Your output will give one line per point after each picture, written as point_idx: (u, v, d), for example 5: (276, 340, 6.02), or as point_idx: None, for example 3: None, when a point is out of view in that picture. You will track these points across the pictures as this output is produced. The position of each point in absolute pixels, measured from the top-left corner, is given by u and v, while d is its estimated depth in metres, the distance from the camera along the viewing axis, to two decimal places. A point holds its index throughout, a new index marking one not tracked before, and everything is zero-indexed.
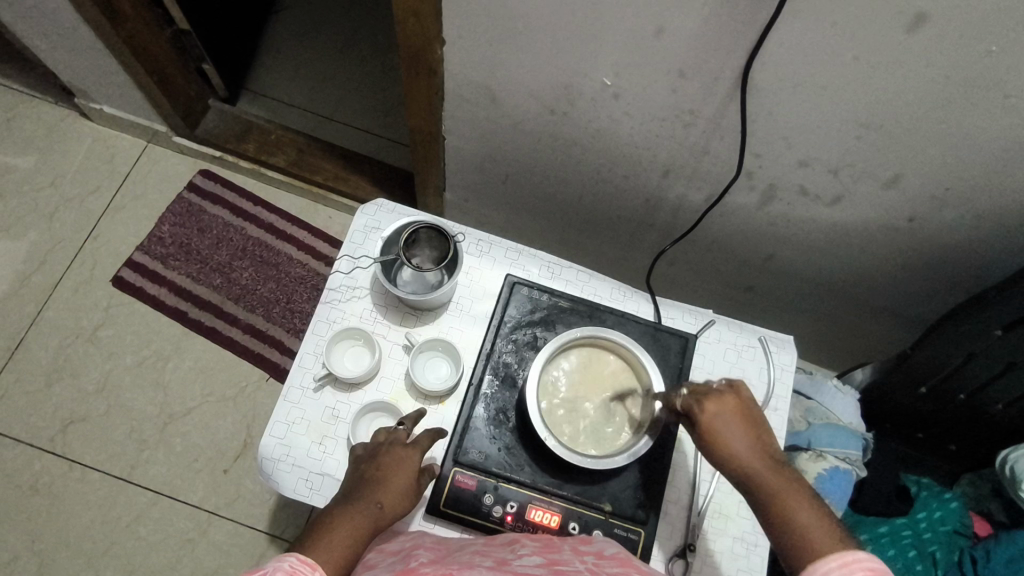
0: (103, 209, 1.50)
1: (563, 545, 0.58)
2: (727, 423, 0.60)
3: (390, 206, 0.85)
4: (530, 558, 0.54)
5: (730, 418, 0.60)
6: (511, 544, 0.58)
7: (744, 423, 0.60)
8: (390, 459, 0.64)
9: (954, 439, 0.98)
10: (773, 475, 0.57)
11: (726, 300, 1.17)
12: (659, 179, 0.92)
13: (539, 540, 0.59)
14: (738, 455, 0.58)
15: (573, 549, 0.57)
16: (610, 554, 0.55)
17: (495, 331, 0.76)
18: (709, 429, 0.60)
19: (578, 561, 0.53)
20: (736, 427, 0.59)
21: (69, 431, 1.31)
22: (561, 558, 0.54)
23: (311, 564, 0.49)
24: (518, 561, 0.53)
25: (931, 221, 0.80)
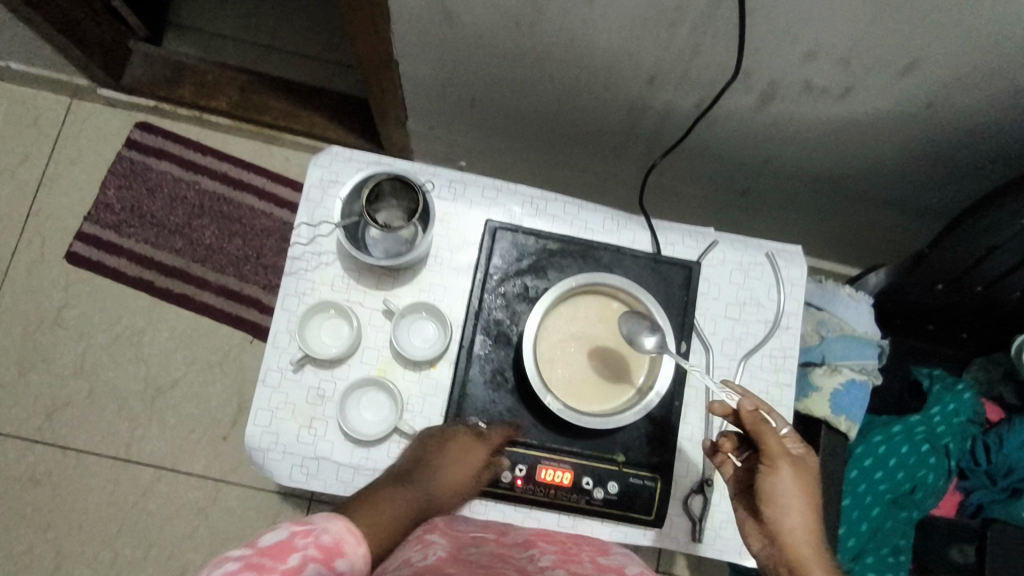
0: (39, 179, 1.36)
1: (583, 555, 0.60)
2: (795, 479, 0.62)
3: (346, 154, 0.75)
4: (553, 570, 0.54)
5: (798, 478, 0.63)
6: (527, 547, 0.60)
7: (807, 490, 0.63)
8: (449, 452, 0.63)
9: (966, 327, 0.95)
10: (809, 539, 0.61)
11: (721, 207, 1.09)
12: (645, 87, 0.81)
13: (555, 544, 0.62)
14: (787, 512, 0.62)
15: (594, 563, 0.58)
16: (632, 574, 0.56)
17: (481, 285, 0.68)
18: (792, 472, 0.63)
19: None
20: (801, 488, 0.62)
21: (55, 419, 1.26)
22: (584, 574, 0.55)
23: (358, 534, 0.50)
24: (540, 574, 0.53)
25: (952, 105, 0.71)
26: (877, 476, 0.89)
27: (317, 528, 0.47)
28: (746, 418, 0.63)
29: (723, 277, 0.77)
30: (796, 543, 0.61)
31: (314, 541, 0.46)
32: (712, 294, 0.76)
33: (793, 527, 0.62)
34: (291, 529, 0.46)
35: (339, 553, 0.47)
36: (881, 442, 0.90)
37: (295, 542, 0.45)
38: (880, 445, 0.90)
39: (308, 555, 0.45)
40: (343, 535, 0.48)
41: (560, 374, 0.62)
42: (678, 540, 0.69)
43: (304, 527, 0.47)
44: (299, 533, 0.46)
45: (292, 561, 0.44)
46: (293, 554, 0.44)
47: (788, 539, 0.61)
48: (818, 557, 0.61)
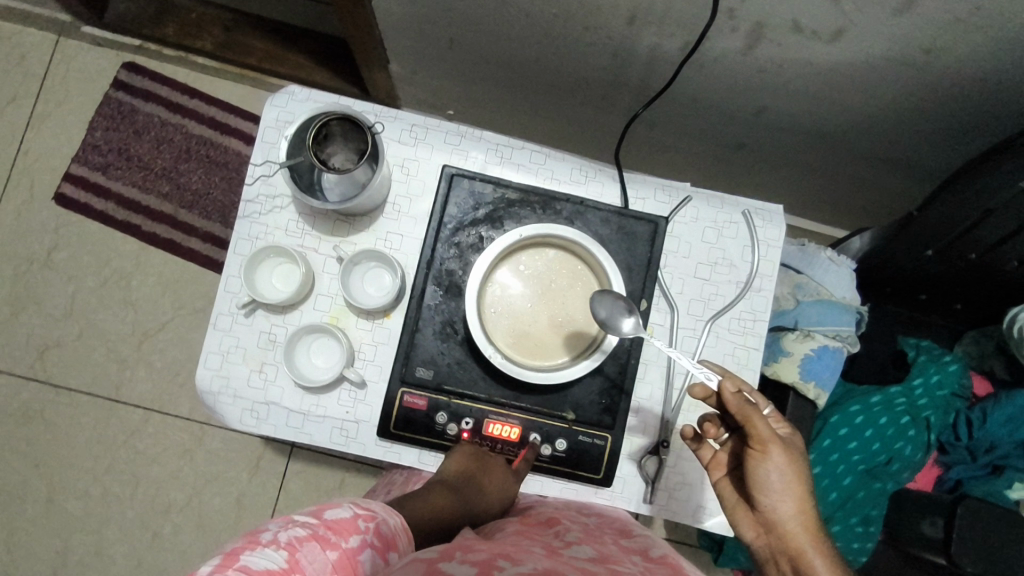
0: (27, 120, 1.35)
1: (605, 537, 0.57)
2: (788, 464, 0.58)
3: (304, 93, 0.72)
4: (579, 549, 0.52)
5: (791, 462, 0.58)
6: (550, 526, 0.58)
7: (801, 473, 0.59)
8: (494, 479, 0.62)
9: (961, 298, 0.91)
10: (805, 528, 0.58)
11: (715, 163, 1.04)
12: (625, 27, 0.76)
13: (577, 524, 0.59)
14: (780, 502, 0.58)
15: (617, 544, 0.56)
16: (658, 555, 0.54)
17: (435, 235, 0.66)
18: (785, 457, 0.58)
19: (627, 559, 0.52)
20: (795, 473, 0.58)
21: (46, 358, 1.29)
22: (612, 553, 0.52)
23: (409, 534, 0.51)
24: (568, 551, 0.51)
25: (953, 51, 0.66)
26: (850, 446, 0.87)
27: (379, 517, 0.50)
28: (731, 403, 0.58)
29: (695, 235, 0.73)
30: (793, 532, 0.58)
31: (375, 528, 0.48)
32: (683, 252, 0.73)
33: (787, 517, 0.59)
34: (353, 510, 0.49)
35: (393, 547, 0.48)
36: (858, 412, 0.87)
37: (358, 524, 0.47)
38: (856, 416, 0.87)
39: (367, 540, 0.47)
40: (399, 532, 0.50)
41: (506, 327, 0.61)
42: (630, 500, 0.68)
43: (368, 514, 0.49)
44: (363, 518, 0.48)
45: (352, 543, 0.46)
46: (354, 535, 0.47)
47: (785, 530, 0.58)
48: (817, 546, 0.58)
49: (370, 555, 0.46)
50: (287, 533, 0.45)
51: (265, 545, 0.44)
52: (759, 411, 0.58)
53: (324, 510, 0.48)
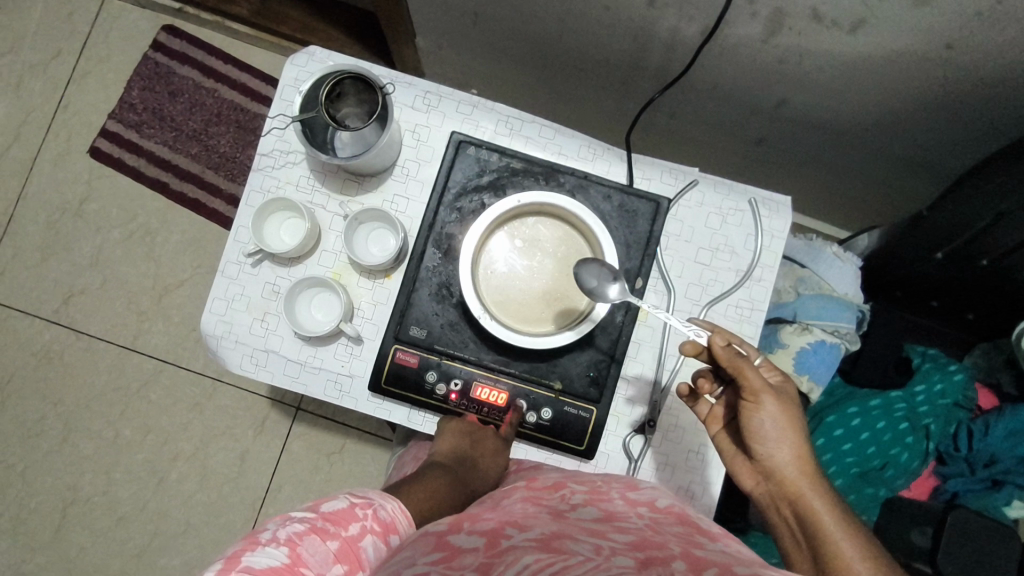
0: (69, 74, 1.41)
1: (611, 491, 0.54)
2: (782, 412, 0.59)
3: (324, 55, 0.74)
4: (585, 509, 0.50)
5: (785, 410, 0.59)
6: (556, 488, 0.55)
7: (794, 421, 0.60)
8: (485, 445, 0.63)
9: (971, 308, 0.88)
10: (803, 472, 0.59)
11: (733, 156, 1.04)
12: (646, 8, 0.76)
13: (585, 484, 0.56)
14: (775, 448, 0.60)
15: (624, 497, 0.53)
16: (664, 507, 0.51)
17: (438, 198, 0.67)
18: (779, 407, 0.59)
19: (634, 514, 0.49)
20: (789, 419, 0.59)
21: (71, 304, 1.34)
22: (617, 510, 0.50)
23: (409, 517, 0.50)
24: (574, 513, 0.49)
25: (976, 48, 0.64)
26: (844, 447, 0.86)
27: (375, 503, 0.48)
28: (722, 358, 0.59)
29: (699, 219, 0.73)
30: (792, 477, 0.59)
31: (373, 513, 0.47)
32: (685, 235, 0.73)
33: (785, 462, 0.59)
34: (349, 501, 0.47)
35: (393, 530, 0.47)
36: (854, 414, 0.87)
37: (355, 512, 0.46)
38: (852, 417, 0.87)
39: (367, 526, 0.46)
40: (397, 515, 0.49)
41: (496, 286, 0.63)
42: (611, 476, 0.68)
43: (364, 501, 0.47)
44: (360, 505, 0.47)
45: (353, 530, 0.45)
46: (354, 523, 0.45)
47: (783, 475, 0.59)
48: (816, 488, 0.59)
49: (373, 541, 0.45)
50: (287, 529, 0.43)
51: (264, 547, 0.41)
52: (749, 362, 0.59)
53: (320, 503, 0.46)
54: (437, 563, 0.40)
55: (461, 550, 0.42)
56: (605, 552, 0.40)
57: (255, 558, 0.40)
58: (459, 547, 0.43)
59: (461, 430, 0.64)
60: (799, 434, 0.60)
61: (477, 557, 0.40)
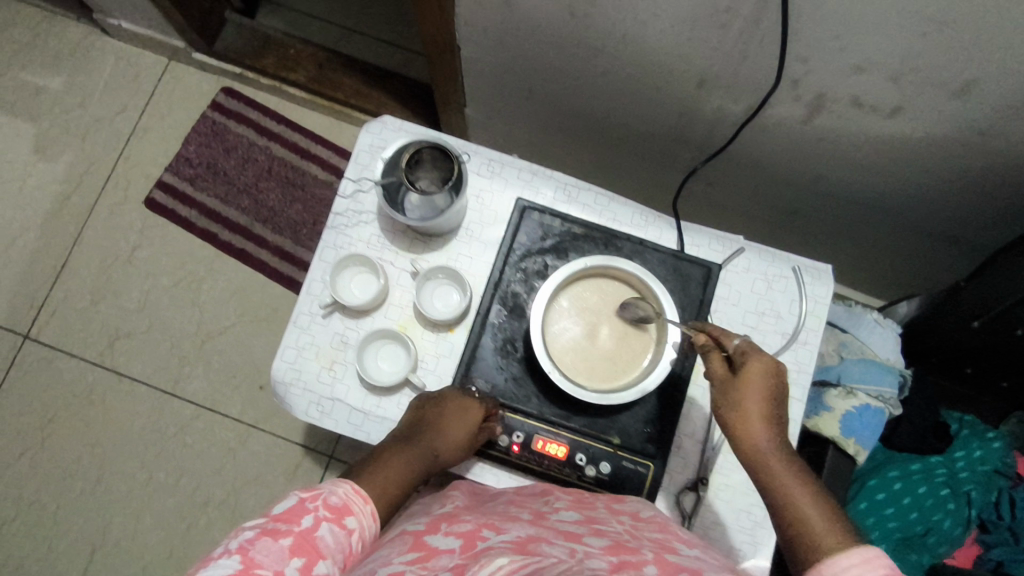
0: (132, 129, 1.50)
1: (597, 501, 0.60)
2: (757, 389, 0.56)
3: (396, 123, 0.80)
4: (567, 513, 0.55)
5: (763, 388, 0.56)
6: (543, 496, 0.61)
7: (773, 404, 0.56)
8: (453, 404, 0.65)
9: (1006, 377, 0.91)
10: (787, 458, 0.54)
11: (767, 224, 1.09)
12: (694, 89, 0.83)
13: (571, 494, 0.62)
14: (754, 429, 0.55)
15: (608, 506, 0.58)
16: (647, 517, 0.56)
17: (504, 258, 0.72)
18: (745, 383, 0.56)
19: (614, 521, 0.54)
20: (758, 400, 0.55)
21: (116, 347, 1.38)
22: (597, 515, 0.55)
23: (364, 497, 0.54)
24: (555, 516, 0.55)
25: (1007, 134, 0.70)
26: (887, 512, 0.87)
27: (325, 492, 0.52)
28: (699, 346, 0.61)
29: (745, 284, 0.77)
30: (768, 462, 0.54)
31: (323, 503, 0.50)
32: (732, 299, 0.77)
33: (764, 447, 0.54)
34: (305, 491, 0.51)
35: (348, 512, 0.51)
36: (896, 478, 0.88)
37: (305, 506, 0.49)
38: (894, 481, 0.88)
39: (320, 515, 0.49)
40: (348, 498, 0.53)
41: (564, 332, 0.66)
42: None
43: (312, 491, 0.51)
44: (309, 499, 0.50)
45: (305, 524, 0.48)
46: (305, 517, 0.48)
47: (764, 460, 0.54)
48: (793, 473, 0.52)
49: (328, 529, 0.49)
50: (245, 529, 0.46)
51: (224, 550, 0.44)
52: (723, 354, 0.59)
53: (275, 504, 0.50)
54: (414, 563, 0.46)
55: (438, 550, 0.47)
56: (576, 553, 0.45)
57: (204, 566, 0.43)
58: (436, 547, 0.48)
59: (425, 402, 0.66)
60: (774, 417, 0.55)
61: (453, 559, 0.46)
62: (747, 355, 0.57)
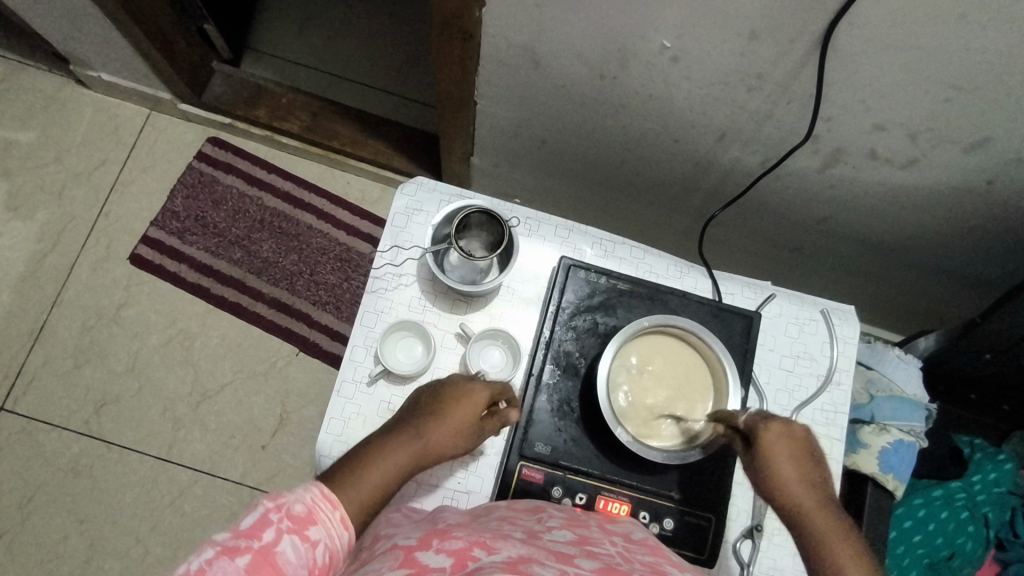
0: (112, 183, 1.44)
1: (590, 520, 0.59)
2: (786, 453, 0.60)
3: (430, 184, 0.80)
4: (560, 532, 0.53)
5: (789, 450, 0.60)
6: (537, 512, 0.59)
7: (802, 468, 0.60)
8: (453, 391, 0.64)
9: (1007, 400, 0.98)
10: (828, 521, 0.57)
11: (771, 262, 1.12)
12: (713, 143, 0.86)
13: (564, 511, 0.60)
14: (793, 492, 0.59)
15: (601, 527, 0.57)
16: (639, 539, 0.56)
17: (553, 318, 0.72)
18: (767, 448, 0.60)
19: (607, 542, 0.54)
20: (790, 463, 0.60)
21: (103, 413, 1.30)
22: (591, 536, 0.54)
23: (331, 502, 0.47)
24: (548, 535, 0.53)
25: (1011, 182, 0.76)
26: (915, 540, 0.90)
27: (289, 499, 0.45)
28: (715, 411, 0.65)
29: (780, 329, 0.80)
30: (810, 518, 0.57)
31: (286, 512, 0.44)
32: (769, 345, 0.79)
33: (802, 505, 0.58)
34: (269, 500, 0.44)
35: (312, 522, 0.45)
36: (920, 504, 0.91)
37: (268, 517, 0.43)
38: (919, 508, 0.91)
39: (282, 528, 0.43)
40: (315, 504, 0.46)
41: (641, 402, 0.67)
42: None
43: (277, 500, 0.44)
44: (272, 508, 0.43)
45: (267, 538, 0.42)
46: (267, 530, 0.42)
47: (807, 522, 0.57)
48: (837, 532, 0.56)
49: (293, 542, 0.43)
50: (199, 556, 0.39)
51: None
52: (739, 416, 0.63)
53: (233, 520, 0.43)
54: None
55: (428, 569, 0.43)
56: None
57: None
58: (427, 565, 0.43)
59: (423, 393, 0.65)
60: (802, 474, 0.60)
61: None
62: (761, 423, 0.61)
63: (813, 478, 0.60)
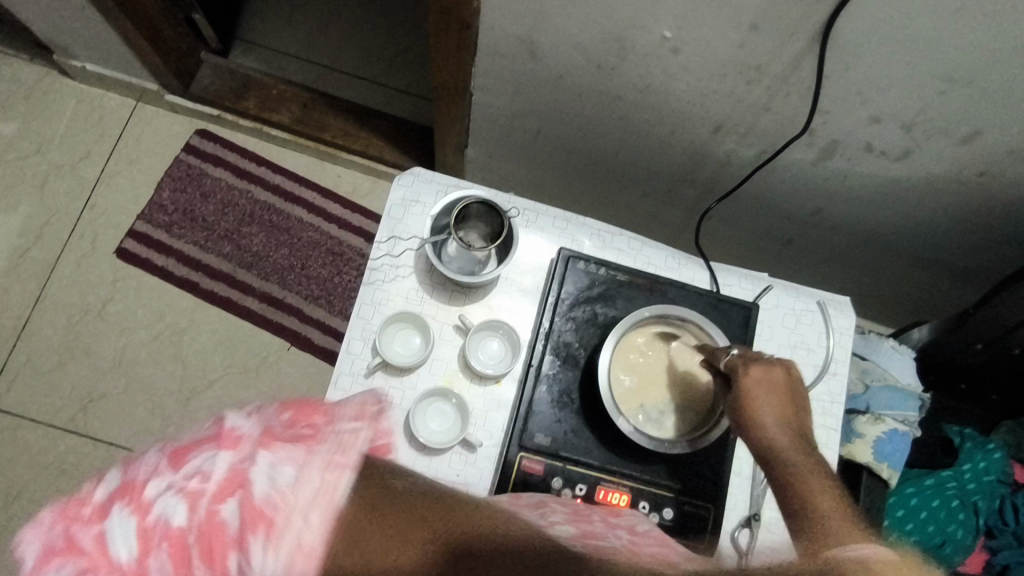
0: (97, 176, 1.41)
1: (593, 514, 0.60)
2: (766, 396, 0.59)
3: (427, 175, 0.79)
4: (565, 526, 0.55)
5: (770, 394, 0.60)
6: (538, 508, 0.60)
7: (783, 408, 0.59)
8: None
9: (998, 390, 0.99)
10: (804, 461, 0.55)
11: (765, 254, 1.13)
12: (709, 135, 0.86)
13: (567, 507, 0.62)
14: (772, 434, 0.57)
15: (604, 521, 0.59)
16: (643, 532, 0.59)
17: (552, 309, 0.72)
18: (746, 392, 0.60)
19: (612, 536, 0.55)
20: (774, 406, 0.59)
21: (89, 410, 1.28)
22: (596, 530, 0.55)
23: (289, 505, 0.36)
24: (554, 529, 0.54)
25: (1004, 174, 0.76)
26: (908, 528, 0.91)
27: (258, 472, 0.37)
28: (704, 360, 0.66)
29: (777, 320, 0.80)
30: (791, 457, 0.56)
31: (238, 496, 0.37)
32: (766, 336, 0.79)
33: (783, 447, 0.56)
34: (269, 469, 0.37)
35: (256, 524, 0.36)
36: (912, 493, 0.93)
37: (225, 489, 0.37)
38: (910, 496, 0.93)
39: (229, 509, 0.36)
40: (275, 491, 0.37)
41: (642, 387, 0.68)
42: None
43: (239, 473, 0.37)
44: (235, 480, 0.37)
45: (211, 512, 0.36)
46: (217, 501, 0.37)
47: (782, 460, 0.55)
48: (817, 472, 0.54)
49: (242, 563, 0.35)
50: (185, 467, 0.38)
51: (144, 493, 0.38)
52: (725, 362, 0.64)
53: (242, 446, 0.39)
54: None
55: None
56: None
57: (138, 473, 0.39)
58: None
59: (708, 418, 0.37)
60: (779, 413, 0.59)
61: None
62: (741, 366, 0.61)
63: (795, 420, 0.59)
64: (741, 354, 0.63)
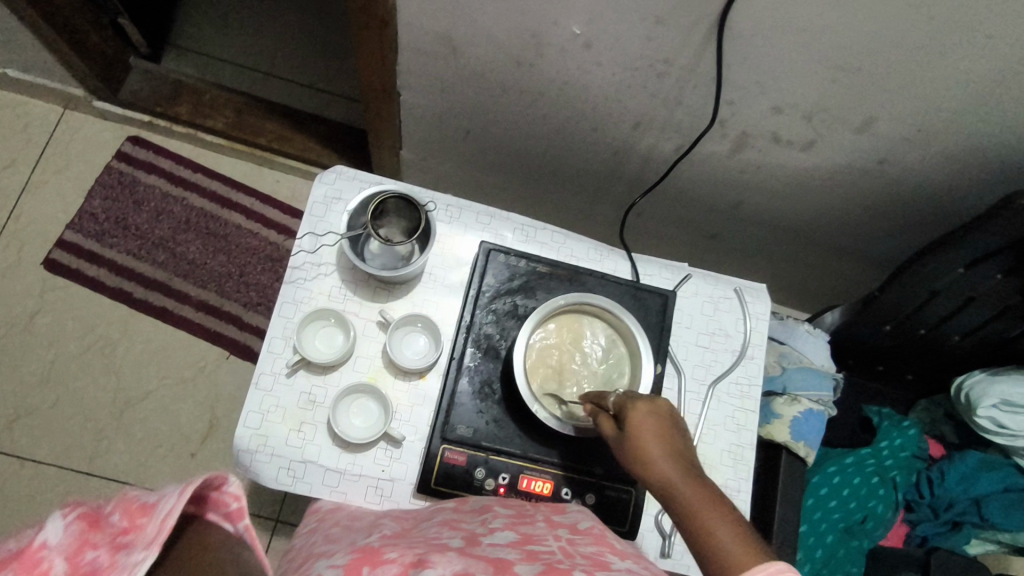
0: (23, 185, 1.36)
1: (537, 515, 0.58)
2: (653, 431, 0.54)
3: (349, 173, 0.80)
4: (503, 533, 0.53)
5: (655, 428, 0.55)
6: (483, 513, 0.59)
7: (672, 442, 0.54)
8: None
9: (912, 370, 1.05)
10: (699, 493, 0.49)
11: (695, 248, 1.16)
12: (629, 130, 0.89)
13: (511, 508, 0.59)
14: (661, 469, 0.52)
15: (547, 519, 0.57)
16: (584, 529, 0.55)
17: (473, 302, 0.73)
18: (634, 427, 0.55)
19: (551, 538, 0.53)
20: (659, 442, 0.53)
21: (16, 427, 1.23)
22: (535, 533, 0.53)
23: None
24: (489, 538, 0.52)
25: (901, 161, 0.81)
26: (831, 504, 0.94)
27: None
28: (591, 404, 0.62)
29: (696, 308, 0.83)
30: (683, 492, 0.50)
31: None
32: (685, 323, 0.82)
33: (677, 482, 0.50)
34: None
35: None
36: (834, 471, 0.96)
37: None
38: (833, 474, 0.96)
39: None
40: None
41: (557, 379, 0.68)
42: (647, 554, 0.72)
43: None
44: None
45: None
46: None
47: (675, 494, 0.50)
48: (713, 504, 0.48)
49: None
50: None
51: None
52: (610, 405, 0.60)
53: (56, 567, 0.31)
54: None
55: None
56: None
57: None
58: None
59: None
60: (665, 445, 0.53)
61: None
62: (627, 404, 0.57)
63: (687, 453, 0.54)
64: (626, 395, 0.59)
